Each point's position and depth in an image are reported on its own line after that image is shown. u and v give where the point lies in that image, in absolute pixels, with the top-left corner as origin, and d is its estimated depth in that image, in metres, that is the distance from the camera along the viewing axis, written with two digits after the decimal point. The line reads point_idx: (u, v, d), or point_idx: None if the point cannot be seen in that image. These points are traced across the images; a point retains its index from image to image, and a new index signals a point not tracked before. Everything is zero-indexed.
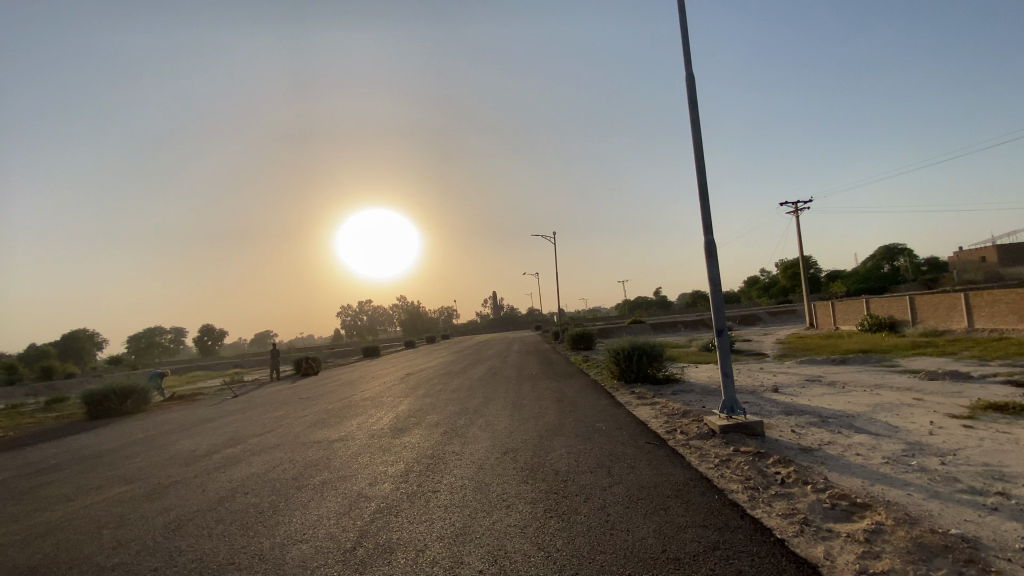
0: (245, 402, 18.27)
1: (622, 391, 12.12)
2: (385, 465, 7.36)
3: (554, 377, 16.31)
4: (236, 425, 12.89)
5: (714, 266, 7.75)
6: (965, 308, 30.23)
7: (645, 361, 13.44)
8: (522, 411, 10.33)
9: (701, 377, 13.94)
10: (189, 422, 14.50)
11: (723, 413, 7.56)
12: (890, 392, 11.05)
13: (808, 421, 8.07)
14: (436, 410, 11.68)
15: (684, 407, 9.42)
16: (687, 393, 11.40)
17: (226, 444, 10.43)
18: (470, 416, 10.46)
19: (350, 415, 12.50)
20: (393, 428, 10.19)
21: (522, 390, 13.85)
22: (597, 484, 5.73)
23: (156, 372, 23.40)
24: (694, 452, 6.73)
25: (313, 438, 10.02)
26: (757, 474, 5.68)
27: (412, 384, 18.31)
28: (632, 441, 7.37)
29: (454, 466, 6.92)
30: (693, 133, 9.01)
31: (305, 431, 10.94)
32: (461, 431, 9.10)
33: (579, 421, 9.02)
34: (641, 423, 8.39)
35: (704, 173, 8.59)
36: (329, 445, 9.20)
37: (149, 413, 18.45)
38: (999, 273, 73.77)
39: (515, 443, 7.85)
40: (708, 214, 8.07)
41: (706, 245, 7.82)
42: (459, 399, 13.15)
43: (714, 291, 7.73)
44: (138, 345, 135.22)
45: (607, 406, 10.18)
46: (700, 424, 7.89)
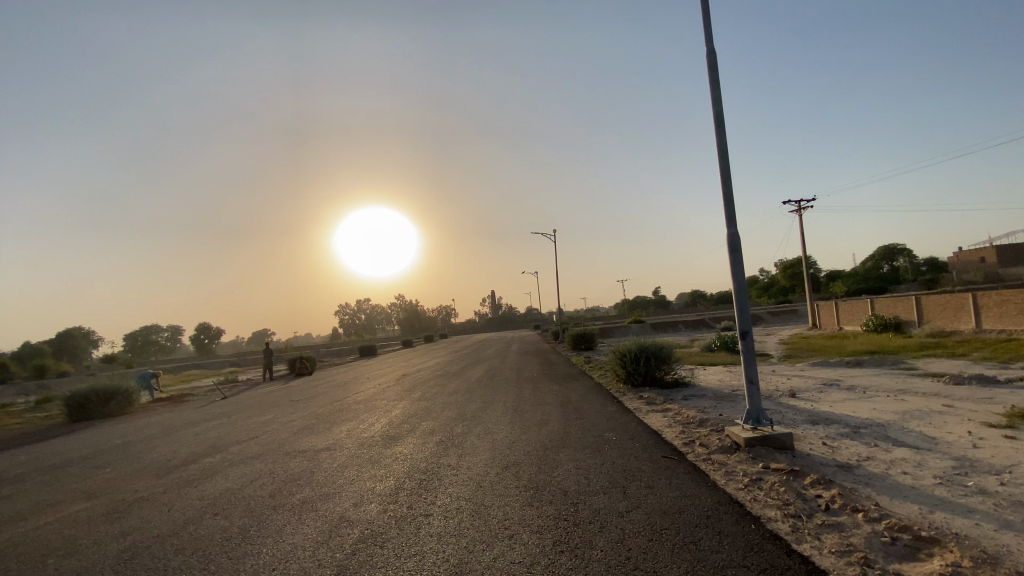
0: (233, 405, 17.49)
1: (629, 396, 11.38)
2: (372, 482, 6.61)
3: (557, 380, 15.55)
4: (218, 431, 12.09)
5: (739, 262, 7.02)
6: (973, 309, 29.59)
7: (653, 363, 12.72)
8: (524, 419, 9.60)
9: (711, 380, 13.24)
10: (171, 427, 13.70)
11: (747, 424, 6.84)
12: (916, 398, 10.32)
13: (839, 432, 7.35)
14: (431, 416, 10.94)
15: (700, 415, 8.70)
16: (699, 398, 10.68)
17: (206, 453, 9.67)
18: (468, 423, 9.73)
19: (340, 421, 11.75)
20: (385, 436, 9.45)
21: (523, 393, 13.11)
22: (613, 509, 4.99)
23: (144, 372, 22.60)
24: (718, 469, 6.01)
25: (299, 447, 9.29)
26: (796, 498, 4.96)
27: (408, 386, 17.53)
28: (647, 455, 6.65)
29: (450, 483, 6.18)
30: (714, 118, 8.33)
31: (290, 438, 10.19)
32: (458, 441, 8.37)
33: (586, 430, 8.29)
34: (655, 433, 7.67)
35: (728, 162, 7.89)
36: (313, 456, 8.44)
37: (133, 416, 17.70)
38: (1000, 273, 73.23)
39: (517, 455, 7.12)
40: (732, 206, 7.36)
41: (729, 239, 7.10)
42: (457, 403, 12.41)
43: (737, 289, 7.00)
44: (134, 343, 134.19)
45: (616, 413, 9.44)
46: (720, 435, 7.17)
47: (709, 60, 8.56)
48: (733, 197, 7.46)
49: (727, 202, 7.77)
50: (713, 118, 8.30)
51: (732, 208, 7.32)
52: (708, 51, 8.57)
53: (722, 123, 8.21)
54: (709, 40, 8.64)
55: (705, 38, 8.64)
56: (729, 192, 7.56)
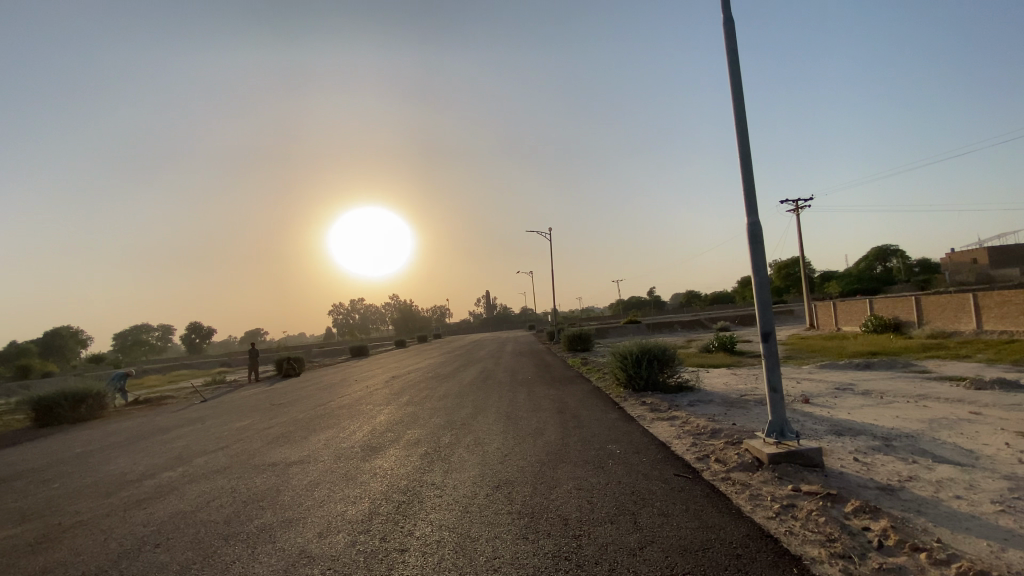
0: (210, 409, 16.58)
1: (630, 401, 10.63)
2: (345, 504, 5.81)
3: (553, 383, 14.73)
4: (188, 439, 11.28)
5: (760, 256, 6.23)
6: (974, 310, 29.03)
7: (655, 366, 11.95)
8: (517, 427, 8.81)
9: (716, 384, 12.48)
10: (139, 434, 12.87)
11: (769, 437, 6.07)
12: (940, 405, 9.53)
13: (869, 446, 6.56)
14: (418, 423, 10.13)
15: (711, 424, 7.90)
16: (707, 404, 9.89)
17: (166, 467, 8.81)
18: (456, 432, 8.93)
19: (320, 427, 10.94)
20: (365, 446, 8.65)
21: (516, 398, 12.32)
22: (623, 544, 4.20)
23: (119, 374, 21.66)
24: (741, 491, 5.23)
25: (268, 459, 8.43)
26: (841, 532, 4.17)
27: (396, 389, 16.65)
28: (657, 473, 5.88)
29: (431, 508, 5.36)
30: (732, 97, 7.51)
31: (261, 449, 9.33)
32: (444, 453, 7.58)
33: (587, 441, 7.52)
34: (663, 446, 6.90)
35: (747, 143, 7.13)
36: (282, 471, 7.59)
37: (106, 421, 16.78)
38: (991, 275, 73.13)
39: (510, 472, 6.33)
40: (752, 193, 6.55)
41: (749, 229, 6.30)
42: (445, 409, 11.57)
43: (758, 285, 6.25)
44: (124, 343, 132.61)
45: (617, 422, 8.67)
46: (738, 449, 6.40)
47: (727, 33, 7.80)
48: (754, 182, 6.66)
49: (746, 189, 6.96)
50: (731, 96, 7.48)
51: (752, 195, 6.52)
52: (726, 25, 7.79)
53: (742, 102, 7.39)
54: (727, 13, 7.90)
55: (723, 12, 7.89)
56: (748, 177, 6.75)
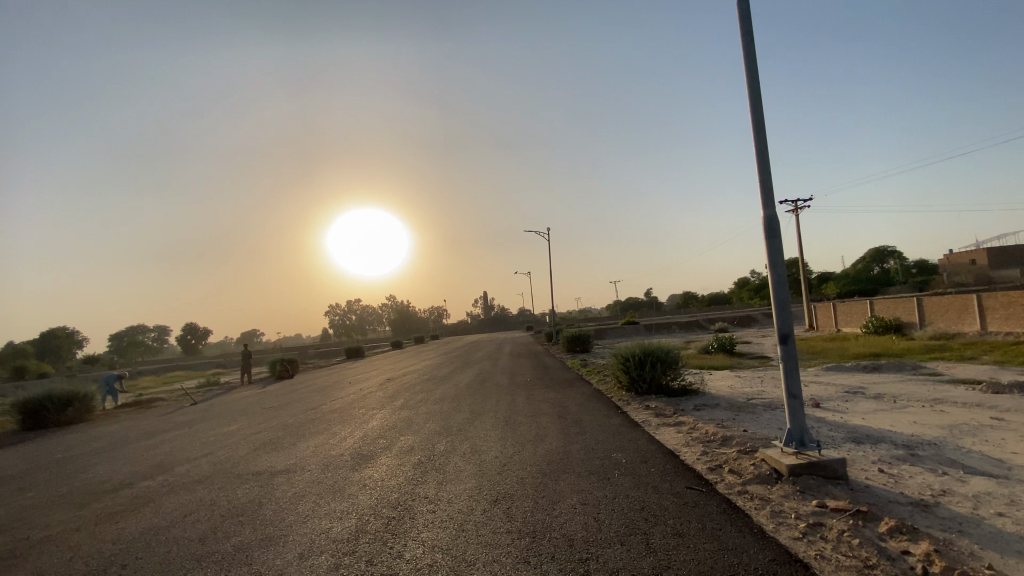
0: (199, 413, 16.04)
1: (634, 405, 10.19)
2: (330, 520, 5.35)
3: (552, 386, 14.25)
4: (173, 444, 10.79)
5: (779, 251, 5.76)
6: (978, 311, 28.69)
7: (659, 369, 11.50)
8: (516, 433, 8.38)
9: (722, 387, 12.07)
10: (123, 439, 12.36)
11: (787, 447, 5.65)
12: (958, 411, 9.13)
13: (894, 457, 6.13)
14: (412, 429, 9.67)
15: (721, 430, 7.48)
16: (714, 409, 9.46)
17: (145, 476, 8.32)
18: (453, 439, 8.48)
19: (310, 432, 10.49)
20: (356, 454, 8.20)
21: (515, 401, 11.87)
22: (635, 570, 3.77)
23: (114, 375, 20.83)
24: (761, 507, 4.80)
25: (253, 468, 7.96)
26: (879, 557, 3.74)
27: (391, 392, 16.16)
28: (667, 486, 5.46)
29: (423, 527, 4.91)
30: (747, 82, 7.02)
31: (247, 457, 8.85)
32: (439, 461, 7.15)
33: (590, 449, 7.08)
34: (672, 455, 6.48)
35: (763, 129, 6.67)
36: (266, 482, 7.13)
37: (92, 425, 16.22)
38: (990, 276, 72.94)
39: (509, 484, 5.90)
40: (769, 183, 6.05)
41: (766, 222, 5.83)
42: (441, 414, 11.10)
43: (775, 283, 5.80)
44: (120, 344, 131.60)
45: (621, 427, 8.24)
46: (752, 458, 5.97)
47: (741, 12, 7.32)
48: (771, 172, 6.17)
49: (762, 179, 6.48)
50: (746, 80, 6.99)
51: (769, 185, 6.04)
52: (740, 5, 7.29)
53: (758, 88, 6.90)
54: None
55: None
56: (765, 166, 6.27)
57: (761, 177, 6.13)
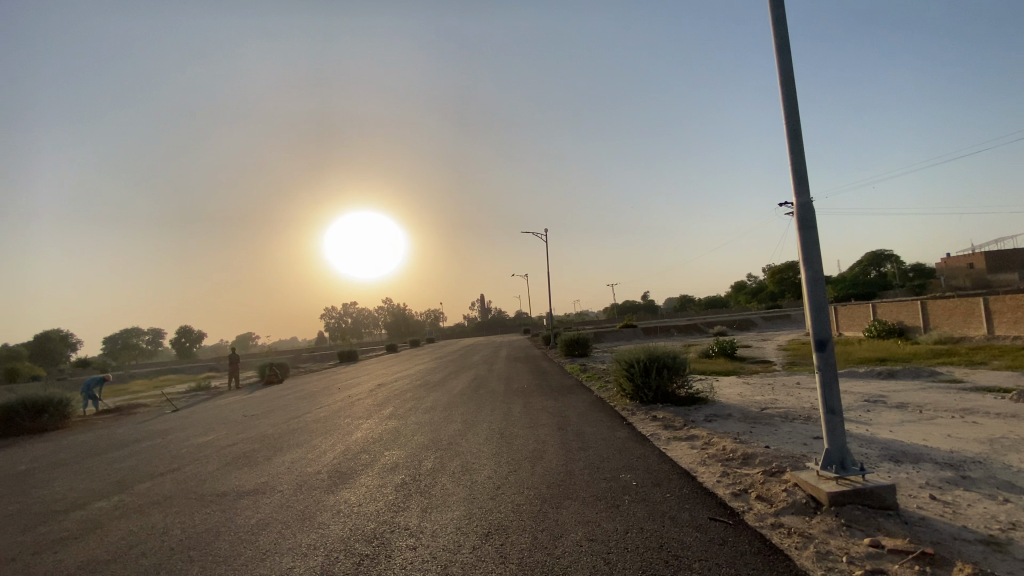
0: (178, 420, 15.18)
1: (641, 415, 9.41)
2: (292, 559, 4.54)
3: (551, 393, 13.45)
4: (140, 457, 9.92)
5: (814, 244, 4.99)
6: (985, 315, 28.04)
7: (666, 376, 10.74)
8: (513, 448, 7.59)
9: (732, 395, 11.32)
10: (89, 450, 11.46)
11: (824, 471, 4.90)
12: (993, 423, 8.41)
13: (943, 484, 5.40)
14: (399, 443, 8.86)
15: (740, 447, 6.69)
16: (727, 420, 8.69)
17: (99, 496, 7.46)
18: (443, 455, 7.68)
19: (289, 445, 9.66)
20: (335, 472, 7.38)
21: (512, 410, 11.07)
22: None
23: (94, 380, 18.86)
24: (803, 547, 4.04)
25: (219, 487, 7.13)
26: None
27: (381, 399, 15.31)
28: (687, 517, 4.70)
29: (400, 570, 4.10)
30: (777, 45, 6.12)
31: (215, 473, 8.02)
32: (425, 483, 6.34)
33: (595, 468, 6.29)
34: (690, 477, 5.72)
35: (795, 100, 5.82)
36: (229, 506, 6.29)
37: (62, 433, 15.27)
38: (988, 280, 72.24)
39: (503, 513, 5.10)
40: (802, 165, 5.24)
41: (798, 211, 5.07)
42: (432, 425, 10.29)
43: (810, 281, 5.03)
44: (113, 346, 130.05)
45: (629, 442, 7.46)
46: (784, 482, 5.20)
47: None
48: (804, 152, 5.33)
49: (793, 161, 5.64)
50: (774, 46, 6.06)
51: (803, 168, 5.22)
52: None
53: (789, 56, 5.97)
54: None
55: None
56: (797, 145, 5.41)
57: (793, 158, 5.31)
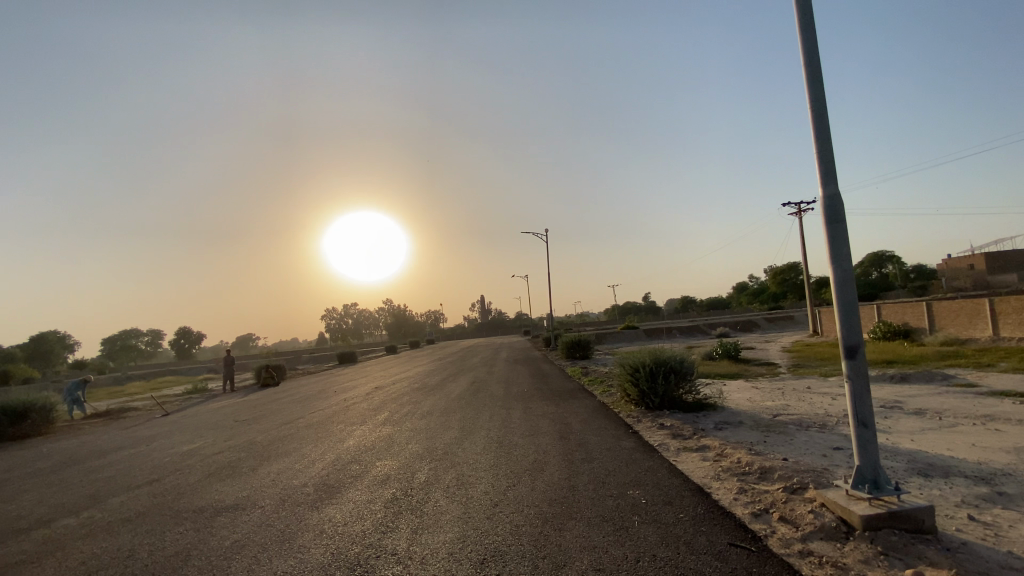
0: (167, 425, 14.73)
1: (646, 423, 8.96)
2: None
3: (551, 398, 13.00)
4: (120, 467, 9.47)
5: (842, 240, 4.52)
6: (991, 315, 27.54)
7: (673, 381, 10.28)
8: (511, 459, 7.13)
9: (740, 401, 10.87)
10: (70, 459, 11.00)
11: (855, 490, 4.46)
12: (1017, 430, 7.95)
13: (980, 502, 4.92)
14: (391, 452, 8.40)
15: (757, 459, 6.21)
16: (737, 428, 8.23)
17: (69, 512, 7.00)
18: (437, 466, 7.22)
19: (277, 453, 9.20)
20: (321, 485, 6.90)
21: (511, 417, 10.61)
22: None
23: (79, 380, 18.35)
24: None
25: (196, 502, 6.68)
26: None
27: (376, 403, 14.85)
28: (704, 543, 4.23)
29: None
30: (800, 23, 5.64)
31: (196, 485, 7.56)
32: (416, 499, 5.86)
33: (601, 484, 5.81)
34: (705, 495, 5.26)
35: (819, 78, 5.32)
36: (204, 525, 5.83)
37: (46, 439, 14.78)
38: (987, 281, 71.78)
39: (500, 537, 4.63)
40: (828, 153, 4.76)
41: (825, 204, 4.60)
42: (427, 432, 9.84)
43: (839, 281, 4.55)
44: (112, 347, 129.71)
45: (635, 453, 7.00)
46: (810, 502, 4.74)
47: None
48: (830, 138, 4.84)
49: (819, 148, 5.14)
50: (798, 24, 5.54)
51: (829, 157, 4.74)
52: None
53: (813, 32, 5.47)
54: None
55: None
56: (823, 129, 4.89)
57: (819, 146, 4.83)
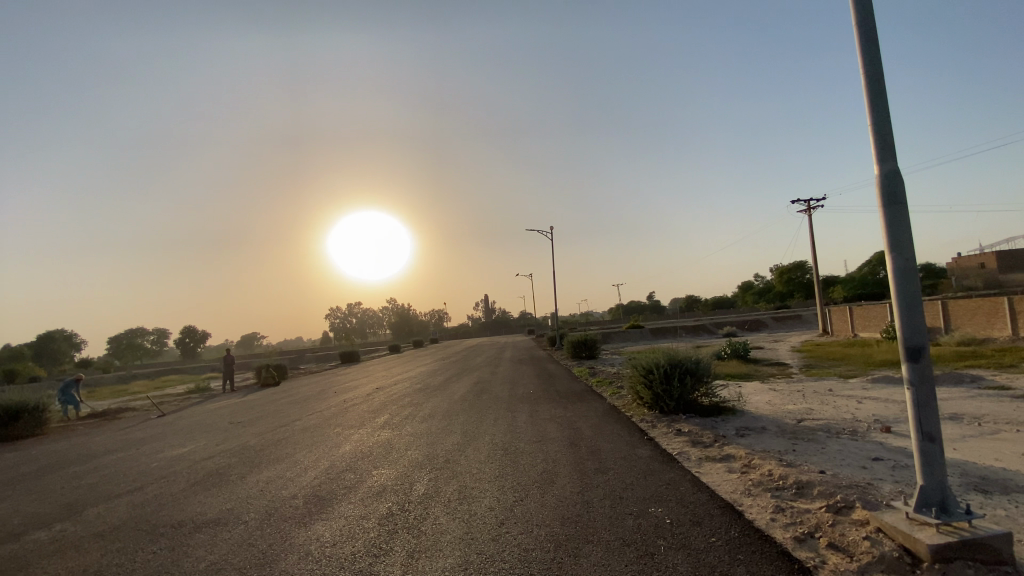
0: (161, 427, 14.23)
1: (662, 429, 8.36)
2: None
3: (559, 400, 12.42)
4: (104, 473, 8.95)
5: (902, 225, 3.95)
6: (1010, 314, 26.66)
7: (689, 384, 9.66)
8: (518, 469, 6.53)
9: (760, 404, 10.24)
10: (55, 463, 10.48)
11: (917, 513, 3.89)
12: None
13: None
14: (389, 459, 7.83)
15: (791, 472, 5.61)
16: (762, 435, 7.62)
17: (40, 525, 6.46)
18: (437, 476, 6.64)
19: (268, 460, 8.65)
20: (311, 497, 6.32)
21: (518, 421, 10.03)
22: None
23: (72, 380, 17.84)
24: None
25: (176, 516, 6.12)
26: None
27: (376, 405, 14.29)
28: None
29: None
30: None
31: (179, 495, 7.02)
32: (414, 516, 5.28)
33: (619, 500, 5.21)
34: (737, 514, 4.67)
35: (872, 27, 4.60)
36: (180, 542, 5.27)
37: (37, 441, 14.28)
38: (998, 280, 70.60)
39: (506, 564, 4.04)
40: (884, 122, 4.17)
41: (882, 183, 4.06)
42: (429, 436, 9.27)
43: (898, 272, 3.98)
44: (117, 346, 129.83)
45: (654, 463, 6.40)
46: (861, 526, 4.14)
47: None
48: (886, 103, 4.21)
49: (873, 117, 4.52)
50: None
51: (886, 128, 4.16)
52: None
53: None
54: None
55: None
56: (877, 92, 4.25)
57: (873, 115, 4.23)
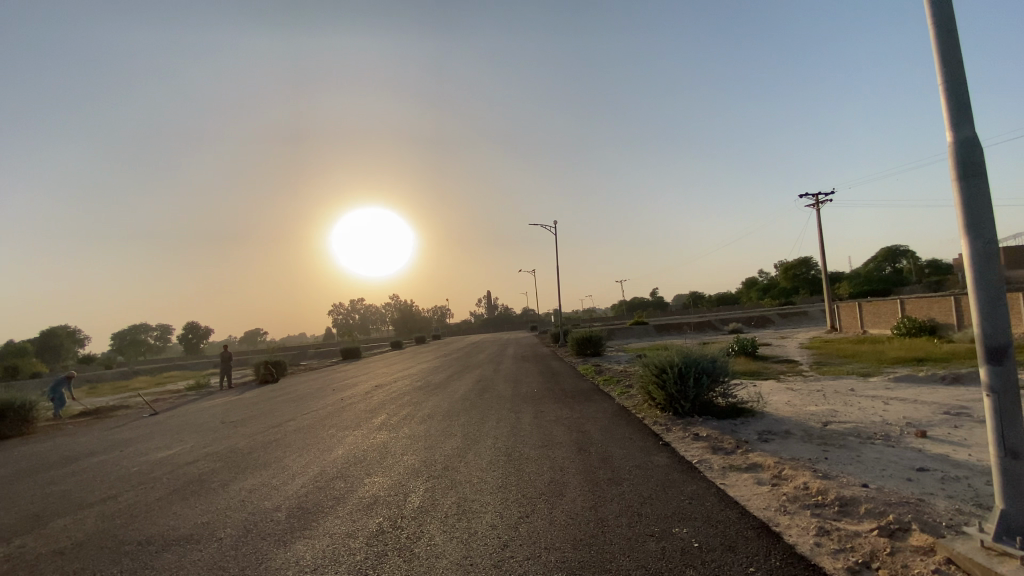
0: (151, 427, 13.69)
1: (678, 433, 7.74)
2: None
3: (564, 400, 11.83)
4: (81, 478, 8.40)
5: (982, 201, 3.43)
6: None
7: (704, 384, 9.06)
8: (523, 479, 5.94)
9: (778, 406, 9.63)
10: (33, 466, 9.94)
11: (996, 542, 3.30)
12: None
13: None
14: (383, 466, 7.25)
15: (829, 485, 5.00)
16: (787, 441, 7.01)
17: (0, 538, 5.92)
18: (434, 487, 6.04)
19: (255, 464, 8.08)
20: (296, 510, 5.73)
21: (522, 422, 9.44)
22: None
23: (62, 377, 17.35)
24: None
25: (145, 531, 5.55)
26: None
27: (374, 404, 13.73)
28: None
29: None
30: None
31: (153, 506, 6.45)
32: (406, 535, 4.69)
33: (639, 518, 4.61)
34: (775, 537, 4.07)
35: None
36: (144, 564, 4.70)
37: (22, 441, 13.77)
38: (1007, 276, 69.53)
39: None
40: (958, 79, 3.61)
41: (958, 155, 3.52)
42: (427, 440, 8.70)
43: (977, 257, 3.43)
44: (122, 342, 130.09)
45: (673, 473, 5.80)
46: (927, 559, 3.51)
47: None
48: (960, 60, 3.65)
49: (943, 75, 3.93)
50: None
51: (961, 89, 3.61)
52: None
53: None
54: None
55: None
56: (951, 47, 3.68)
57: (946, 74, 3.66)
